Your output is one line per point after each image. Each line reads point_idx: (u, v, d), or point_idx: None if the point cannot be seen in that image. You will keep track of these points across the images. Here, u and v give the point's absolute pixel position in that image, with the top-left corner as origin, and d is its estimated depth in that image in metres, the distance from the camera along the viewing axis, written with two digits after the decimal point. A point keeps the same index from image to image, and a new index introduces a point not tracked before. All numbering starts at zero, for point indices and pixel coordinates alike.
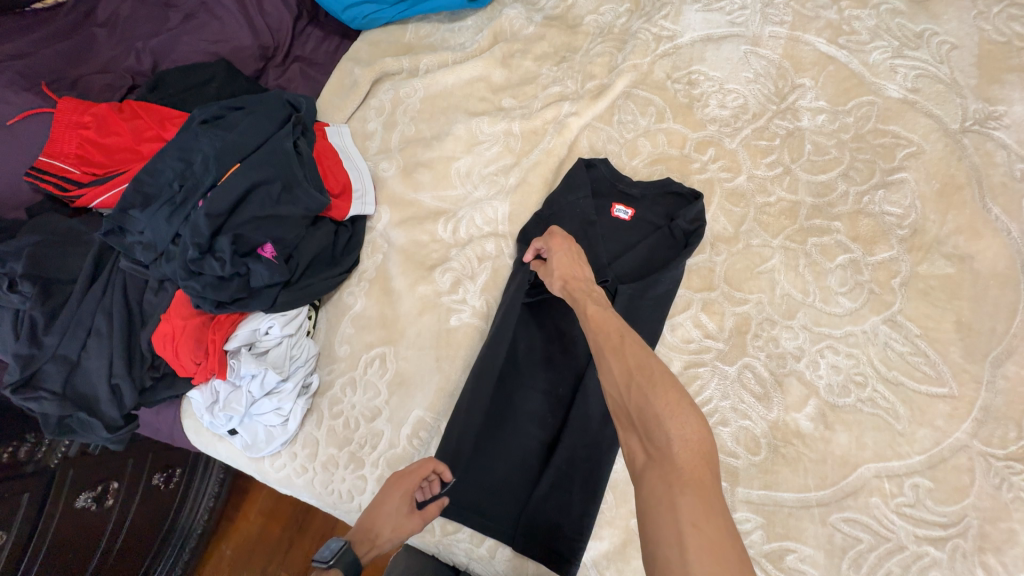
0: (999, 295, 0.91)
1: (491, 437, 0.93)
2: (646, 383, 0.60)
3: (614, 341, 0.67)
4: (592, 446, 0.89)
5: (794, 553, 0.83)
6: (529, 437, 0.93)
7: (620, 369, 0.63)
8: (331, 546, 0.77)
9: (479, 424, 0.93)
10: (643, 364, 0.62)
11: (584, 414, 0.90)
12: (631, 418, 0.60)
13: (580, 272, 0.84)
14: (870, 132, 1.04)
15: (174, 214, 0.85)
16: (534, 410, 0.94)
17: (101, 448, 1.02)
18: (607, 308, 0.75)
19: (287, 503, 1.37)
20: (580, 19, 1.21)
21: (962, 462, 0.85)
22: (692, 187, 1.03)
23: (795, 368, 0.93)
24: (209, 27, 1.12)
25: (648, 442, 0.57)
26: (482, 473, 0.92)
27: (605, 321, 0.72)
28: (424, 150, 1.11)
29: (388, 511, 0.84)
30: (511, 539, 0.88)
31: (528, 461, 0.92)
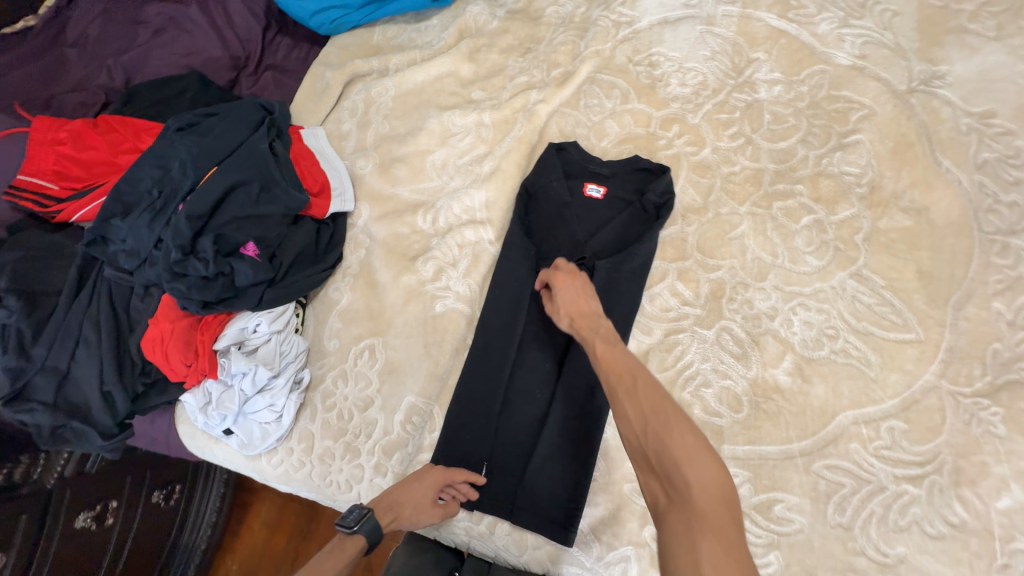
0: (955, 242, 0.96)
1: (484, 418, 0.95)
2: (663, 429, 0.62)
3: (627, 382, 0.69)
4: (584, 416, 0.92)
5: (781, 503, 0.86)
6: (522, 414, 0.95)
7: (635, 411, 0.66)
8: (354, 513, 0.80)
9: (472, 403, 0.95)
10: (657, 408, 0.64)
11: (572, 386, 0.93)
12: (649, 462, 0.62)
13: (586, 306, 0.86)
14: (824, 98, 1.09)
15: (155, 219, 0.87)
16: (525, 386, 0.96)
17: (98, 466, 1.01)
18: (617, 345, 0.77)
19: (291, 513, 1.37)
20: (541, 11, 1.25)
21: (932, 403, 0.88)
22: (659, 163, 1.07)
23: (770, 327, 0.97)
24: (179, 41, 1.15)
25: (669, 486, 0.59)
26: (478, 453, 0.94)
27: (616, 359, 0.74)
28: (399, 146, 1.14)
29: (416, 491, 0.85)
30: (510, 513, 0.90)
31: (521, 436, 0.94)
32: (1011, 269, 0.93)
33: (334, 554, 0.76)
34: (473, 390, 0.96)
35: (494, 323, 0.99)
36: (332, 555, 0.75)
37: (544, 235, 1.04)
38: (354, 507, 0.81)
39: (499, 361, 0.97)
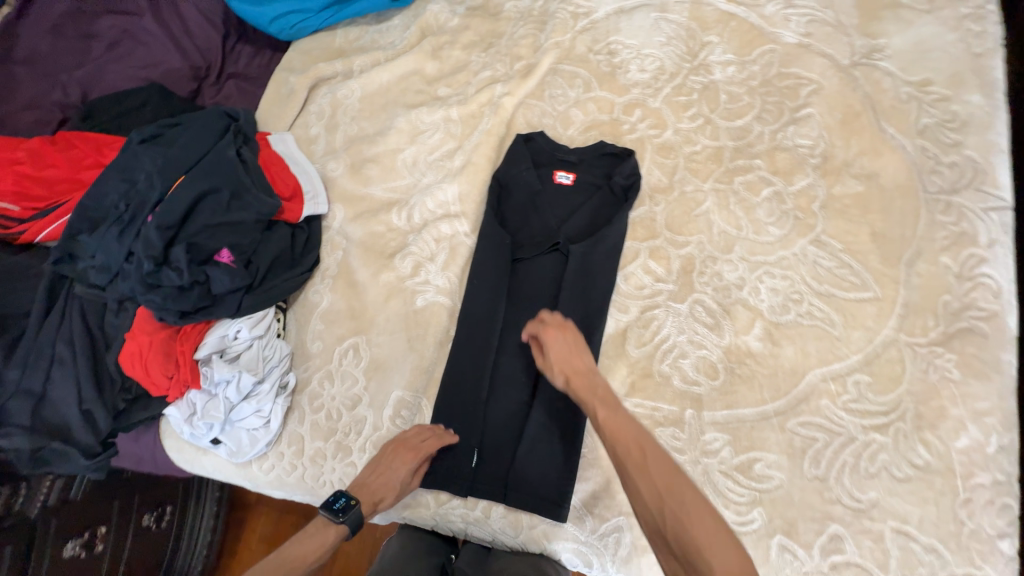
0: (903, 204, 1.02)
1: (472, 406, 0.97)
2: (683, 514, 0.64)
3: (637, 456, 0.70)
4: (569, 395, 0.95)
5: (761, 462, 0.91)
6: (509, 398, 0.98)
7: (651, 494, 0.67)
8: (341, 501, 0.82)
9: (459, 392, 0.97)
10: (673, 489, 0.66)
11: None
12: (668, 543, 0.65)
13: (580, 363, 0.83)
14: (775, 76, 1.14)
15: (124, 232, 0.86)
16: (510, 371, 0.99)
17: (82, 492, 1.00)
18: (618, 408, 0.77)
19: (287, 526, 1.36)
20: (501, 6, 1.27)
21: (893, 355, 0.94)
22: (623, 147, 1.11)
23: (739, 297, 1.01)
24: (136, 53, 1.13)
25: (691, 569, 0.63)
26: (469, 441, 0.96)
27: (621, 428, 0.73)
28: (369, 146, 1.15)
29: (394, 478, 0.86)
30: (504, 496, 0.93)
31: (511, 421, 0.97)
32: (954, 225, 1.00)
33: (310, 537, 0.80)
34: (459, 380, 0.98)
35: (475, 314, 1.01)
36: (310, 539, 0.79)
37: (518, 225, 1.07)
38: (341, 493, 0.83)
39: (484, 350, 0.99)
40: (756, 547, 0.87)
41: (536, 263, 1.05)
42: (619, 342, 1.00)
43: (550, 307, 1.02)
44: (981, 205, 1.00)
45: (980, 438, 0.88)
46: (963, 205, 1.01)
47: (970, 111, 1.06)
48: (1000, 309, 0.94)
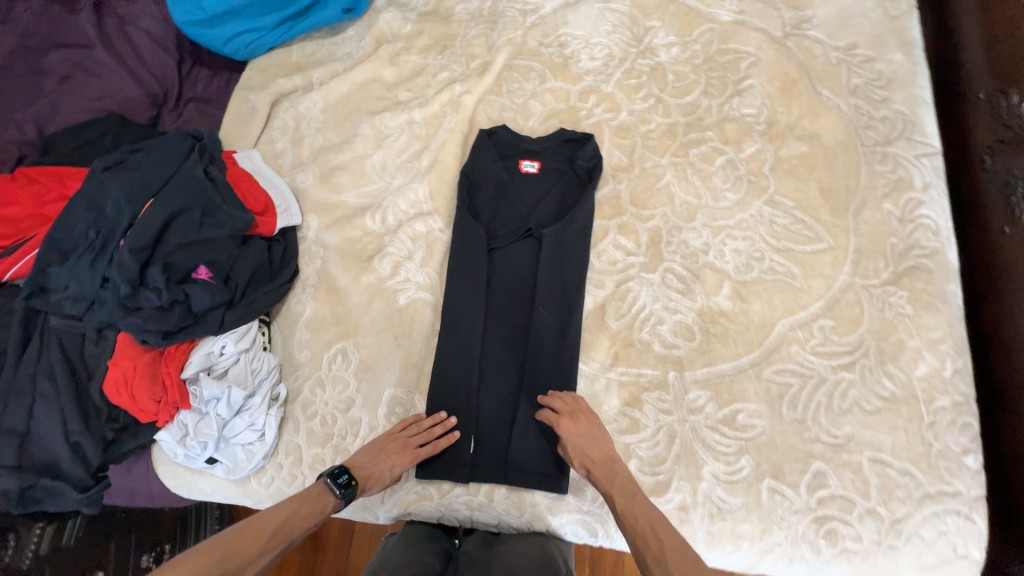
0: (845, 159, 1.10)
1: (465, 394, 0.99)
2: None
3: (654, 548, 0.72)
4: (556, 374, 0.99)
5: (743, 412, 0.96)
6: (499, 385, 1.01)
7: None
8: (346, 476, 0.82)
9: (451, 383, 0.99)
10: None
11: (540, 350, 1.00)
12: None
13: (598, 450, 0.86)
14: (716, 53, 1.21)
15: (97, 260, 0.87)
16: (498, 357, 1.02)
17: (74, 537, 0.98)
18: (636, 498, 0.80)
19: None
20: (451, 9, 1.31)
21: (851, 298, 1.01)
22: (582, 132, 1.16)
23: (707, 261, 1.06)
24: (89, 85, 1.13)
25: None
26: (466, 429, 0.98)
27: (639, 519, 0.76)
28: (337, 155, 1.17)
29: (386, 470, 0.88)
30: (505, 476, 0.96)
31: (503, 405, 1.00)
32: (892, 173, 1.08)
33: (311, 500, 0.79)
34: (449, 371, 1.00)
35: (457, 305, 1.03)
36: (311, 503, 0.78)
37: (491, 215, 1.11)
38: (347, 468, 0.84)
39: (470, 339, 1.01)
40: (747, 492, 0.92)
41: (512, 250, 1.08)
42: (598, 317, 1.05)
43: (530, 292, 1.05)
44: (913, 152, 1.09)
45: (937, 365, 0.96)
46: (898, 154, 1.09)
47: (894, 69, 1.15)
48: (941, 245, 1.02)
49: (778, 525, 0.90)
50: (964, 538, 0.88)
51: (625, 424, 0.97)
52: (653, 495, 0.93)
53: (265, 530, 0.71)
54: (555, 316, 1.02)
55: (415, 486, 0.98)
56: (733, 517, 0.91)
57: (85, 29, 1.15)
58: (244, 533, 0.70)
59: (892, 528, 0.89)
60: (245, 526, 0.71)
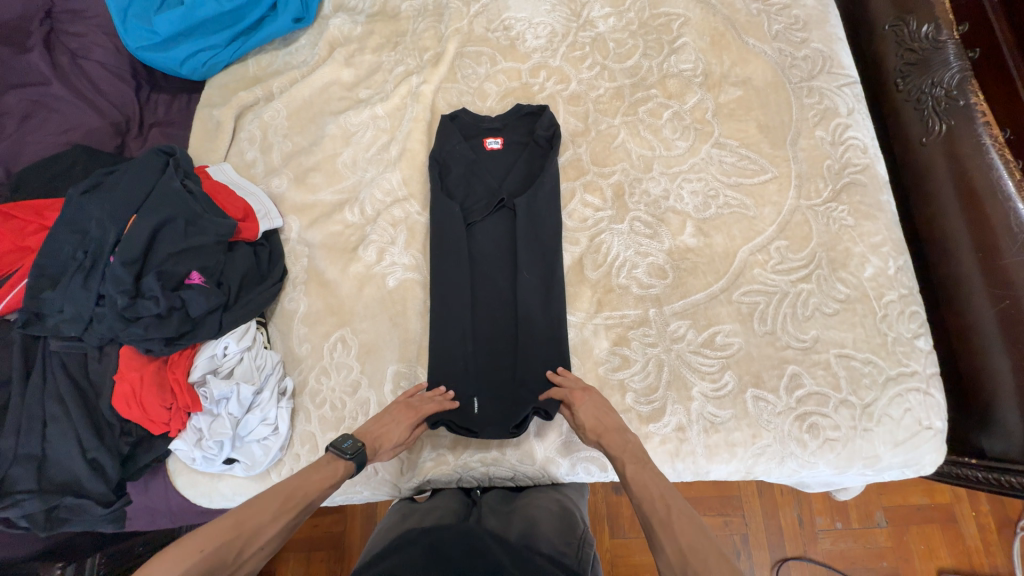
0: (777, 96, 1.21)
1: (465, 361, 1.04)
2: (703, 568, 0.65)
3: (661, 512, 0.74)
4: (546, 327, 1.06)
5: (720, 333, 1.05)
6: (496, 346, 1.08)
7: (673, 551, 0.68)
8: (350, 442, 0.84)
9: (450, 351, 1.04)
10: (695, 545, 0.68)
11: (529, 309, 1.07)
12: None
13: (609, 420, 0.91)
14: (649, 17, 1.30)
15: (90, 279, 0.89)
16: (491, 321, 1.09)
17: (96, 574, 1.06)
18: (646, 464, 0.82)
19: (320, 553, 1.40)
20: (397, 8, 1.37)
21: (800, 219, 1.11)
22: (537, 105, 1.24)
23: (668, 206, 1.15)
24: (51, 121, 1.14)
25: None
26: (469, 393, 1.03)
27: (647, 484, 0.78)
28: (308, 157, 1.22)
29: (393, 431, 0.91)
30: (507, 432, 1.00)
31: (502, 365, 1.06)
32: (819, 104, 1.19)
33: (322, 467, 0.80)
34: (446, 343, 1.05)
35: (444, 279, 1.09)
36: (322, 469, 0.80)
37: (464, 193, 1.17)
38: (352, 434, 0.85)
39: (462, 308, 1.07)
40: (735, 404, 1.01)
41: (488, 223, 1.15)
42: (577, 270, 1.12)
43: (511, 259, 1.12)
44: (835, 83, 1.20)
45: (882, 265, 1.07)
46: (822, 87, 1.20)
47: (808, 13, 1.27)
48: (870, 160, 1.14)
49: (766, 429, 0.99)
50: (926, 411, 0.99)
51: (617, 361, 1.05)
52: (652, 421, 1.01)
53: (276, 496, 0.74)
54: (538, 276, 1.09)
55: (430, 454, 1.03)
56: (726, 428, 1.00)
57: (38, 66, 1.16)
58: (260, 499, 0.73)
59: (864, 413, 0.99)
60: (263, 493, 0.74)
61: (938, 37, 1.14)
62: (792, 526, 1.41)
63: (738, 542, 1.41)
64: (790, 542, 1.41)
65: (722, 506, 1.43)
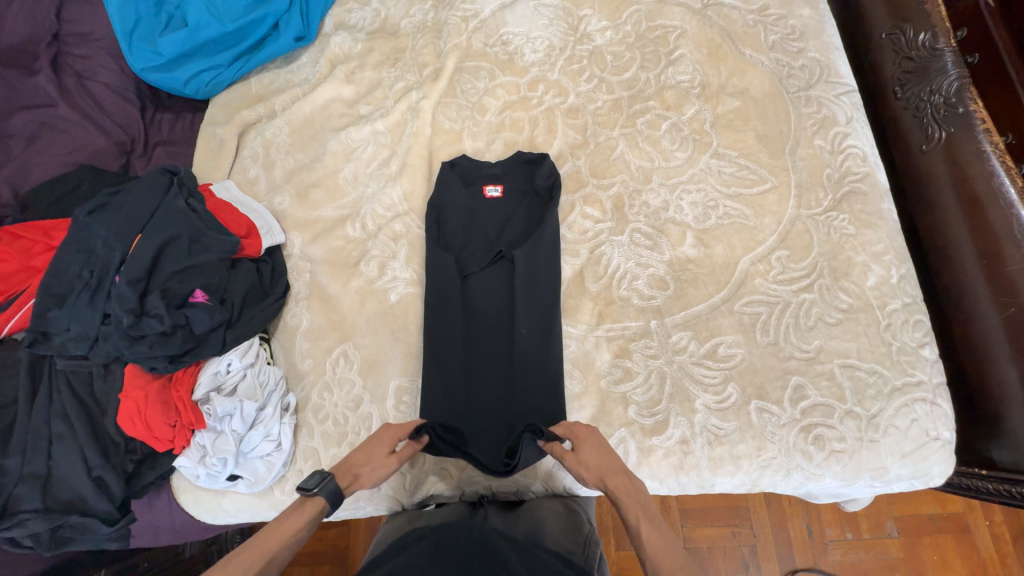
0: (775, 106, 1.21)
1: (457, 410, 1.03)
2: None
3: None
4: (543, 381, 1.03)
5: (722, 344, 1.05)
6: (492, 398, 1.04)
7: None
8: (314, 475, 0.83)
9: (447, 402, 1.03)
10: None
11: (527, 363, 1.05)
12: None
13: (612, 462, 0.87)
14: (646, 30, 1.32)
15: (95, 298, 0.90)
16: (488, 375, 1.06)
17: None
18: (660, 522, 0.79)
19: (324, 567, 1.39)
20: (397, 25, 1.39)
21: (801, 229, 1.11)
22: (538, 152, 1.23)
23: (668, 217, 1.15)
24: (58, 141, 1.16)
25: None
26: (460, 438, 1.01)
27: (664, 549, 0.75)
28: (310, 174, 1.23)
29: (370, 452, 0.89)
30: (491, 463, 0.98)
31: (498, 415, 1.03)
32: (818, 113, 1.19)
33: (298, 512, 0.80)
34: (440, 391, 1.03)
35: (440, 332, 1.07)
36: (298, 517, 0.80)
37: (462, 243, 1.16)
38: (317, 470, 0.85)
39: (458, 363, 1.06)
40: (739, 416, 1.00)
41: (486, 273, 1.13)
42: (578, 283, 1.12)
43: (509, 311, 1.11)
44: (833, 92, 1.21)
45: (885, 273, 1.06)
46: (820, 96, 1.21)
47: (804, 23, 1.27)
48: (870, 169, 1.14)
49: (771, 441, 0.99)
50: (934, 421, 0.98)
51: (619, 373, 1.05)
52: (655, 434, 1.00)
53: (254, 557, 0.74)
54: (536, 330, 1.07)
55: (434, 468, 1.03)
56: (730, 440, 0.99)
57: (46, 88, 1.18)
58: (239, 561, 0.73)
59: (871, 424, 0.98)
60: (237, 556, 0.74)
61: (935, 45, 1.14)
62: (802, 537, 1.39)
63: (746, 555, 1.39)
64: (800, 553, 1.38)
65: (729, 517, 1.41)
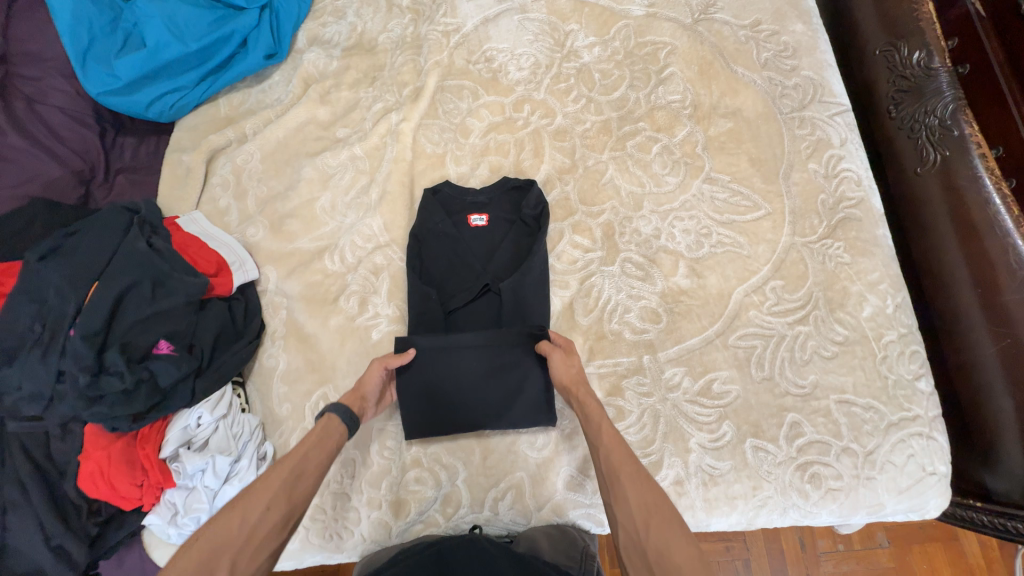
0: (768, 127, 1.18)
1: (449, 412, 1.00)
2: (664, 527, 0.66)
3: (629, 468, 0.74)
4: (535, 387, 1.00)
5: (717, 380, 1.02)
6: (486, 405, 1.00)
7: (639, 506, 0.69)
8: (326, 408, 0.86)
9: (432, 414, 1.00)
10: (660, 505, 0.69)
11: (513, 359, 1.00)
12: (647, 562, 0.65)
13: (574, 372, 0.92)
14: (635, 47, 1.27)
15: (48, 354, 0.83)
16: (477, 382, 0.99)
17: None
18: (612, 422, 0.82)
19: None
20: (375, 40, 1.32)
21: (795, 257, 1.08)
22: (525, 177, 1.17)
23: (660, 245, 1.12)
24: (8, 172, 1.07)
25: None
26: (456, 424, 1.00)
27: (614, 440, 0.78)
28: (284, 203, 1.17)
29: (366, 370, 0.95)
30: (482, 399, 1.00)
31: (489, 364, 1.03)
32: (811, 135, 1.16)
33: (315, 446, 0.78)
34: (428, 400, 0.99)
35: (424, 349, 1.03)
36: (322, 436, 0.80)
37: (446, 277, 1.10)
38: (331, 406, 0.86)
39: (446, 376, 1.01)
40: (734, 455, 0.98)
41: (472, 309, 1.08)
42: (568, 315, 1.09)
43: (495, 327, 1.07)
44: (827, 113, 1.17)
45: (880, 303, 1.04)
46: (814, 117, 1.17)
47: (797, 39, 1.23)
48: (865, 194, 1.11)
49: (767, 479, 0.96)
50: (930, 456, 0.96)
51: (612, 413, 1.01)
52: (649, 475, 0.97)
53: (280, 474, 0.73)
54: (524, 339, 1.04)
55: (419, 515, 0.98)
56: (725, 480, 0.97)
57: None
58: (264, 480, 0.72)
59: (867, 460, 0.96)
60: (263, 475, 0.73)
61: (930, 64, 1.11)
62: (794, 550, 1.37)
63: (741, 569, 1.37)
64: (793, 565, 1.37)
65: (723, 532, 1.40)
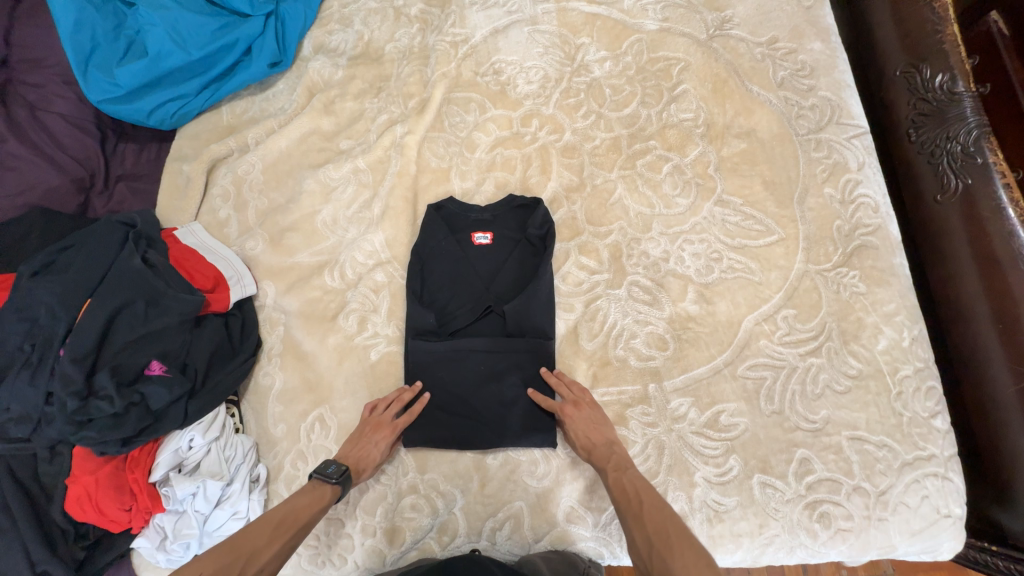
0: (782, 149, 1.14)
1: (449, 423, 0.99)
2: (664, 549, 0.71)
3: (634, 506, 0.79)
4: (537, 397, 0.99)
5: (724, 413, 0.98)
6: (487, 417, 0.99)
7: (642, 537, 0.74)
8: (334, 466, 0.85)
9: (432, 424, 0.99)
10: (660, 531, 0.74)
11: (515, 369, 1.00)
12: None
13: (599, 436, 0.91)
14: (647, 62, 1.23)
15: (37, 374, 0.82)
16: (478, 392, 0.99)
17: None
18: (628, 470, 0.86)
19: None
20: (381, 49, 1.29)
21: (808, 285, 1.05)
22: (531, 196, 1.14)
23: (669, 269, 1.08)
24: (6, 180, 1.05)
25: None
26: (456, 435, 0.98)
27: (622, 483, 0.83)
28: (284, 216, 1.15)
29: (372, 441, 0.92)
30: (483, 410, 0.99)
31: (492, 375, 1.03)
32: (827, 158, 1.12)
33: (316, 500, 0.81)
34: (430, 410, 0.99)
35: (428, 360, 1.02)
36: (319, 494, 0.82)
37: (448, 297, 1.07)
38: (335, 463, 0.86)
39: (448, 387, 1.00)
40: (740, 491, 0.94)
41: (471, 330, 1.04)
42: (571, 340, 1.06)
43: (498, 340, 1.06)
44: (844, 135, 1.13)
45: (896, 336, 1.00)
46: (830, 139, 1.13)
47: (815, 58, 1.19)
48: (882, 221, 1.06)
49: (774, 517, 0.93)
50: (945, 498, 0.92)
51: None
52: None
53: (286, 532, 0.75)
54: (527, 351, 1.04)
55: (414, 543, 0.95)
56: (731, 517, 0.93)
57: None
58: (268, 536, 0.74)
59: (879, 501, 0.93)
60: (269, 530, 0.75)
61: (953, 88, 1.05)
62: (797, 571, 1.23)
63: None
64: None
65: None
